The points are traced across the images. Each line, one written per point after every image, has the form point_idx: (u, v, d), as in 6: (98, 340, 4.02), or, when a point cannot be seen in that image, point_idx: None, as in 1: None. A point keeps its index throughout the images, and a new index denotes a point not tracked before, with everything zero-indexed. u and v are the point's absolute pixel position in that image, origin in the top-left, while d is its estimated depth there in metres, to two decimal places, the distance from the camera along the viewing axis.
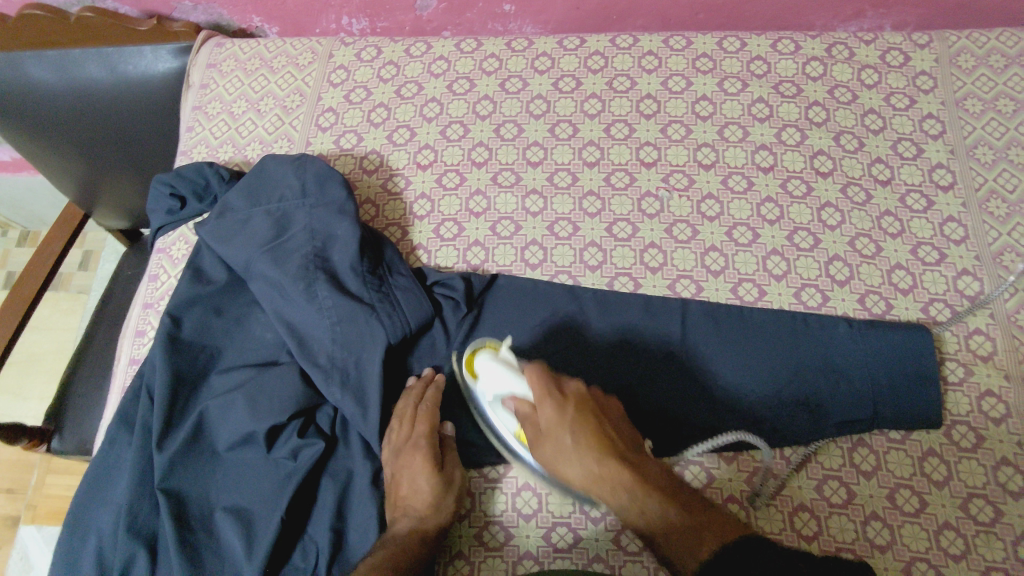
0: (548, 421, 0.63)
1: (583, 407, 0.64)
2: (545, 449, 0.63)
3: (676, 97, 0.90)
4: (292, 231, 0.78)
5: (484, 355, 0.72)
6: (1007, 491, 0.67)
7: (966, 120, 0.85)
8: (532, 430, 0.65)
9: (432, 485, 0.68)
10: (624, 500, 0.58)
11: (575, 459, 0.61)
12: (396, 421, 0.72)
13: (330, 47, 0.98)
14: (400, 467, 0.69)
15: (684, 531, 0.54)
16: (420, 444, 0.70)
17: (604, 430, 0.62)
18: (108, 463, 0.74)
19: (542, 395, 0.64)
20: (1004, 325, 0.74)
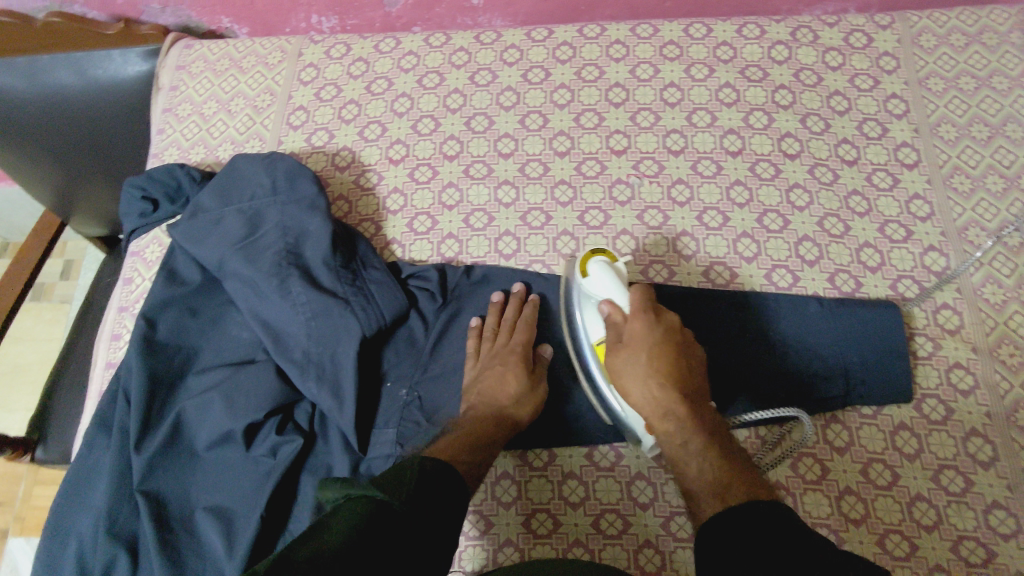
0: (635, 334, 0.64)
1: (669, 330, 0.64)
2: (619, 355, 0.64)
3: (644, 84, 0.90)
4: (264, 229, 0.78)
5: (598, 258, 0.71)
6: (978, 461, 0.68)
7: (930, 98, 0.87)
8: (613, 336, 0.66)
9: (518, 384, 0.71)
10: (673, 429, 0.60)
11: (645, 379, 0.62)
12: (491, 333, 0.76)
13: (300, 45, 0.98)
14: (489, 365, 0.73)
15: (715, 477, 0.56)
16: (514, 348, 0.73)
17: (683, 362, 0.62)
18: (87, 467, 0.74)
19: (636, 311, 0.65)
20: (970, 298, 0.76)
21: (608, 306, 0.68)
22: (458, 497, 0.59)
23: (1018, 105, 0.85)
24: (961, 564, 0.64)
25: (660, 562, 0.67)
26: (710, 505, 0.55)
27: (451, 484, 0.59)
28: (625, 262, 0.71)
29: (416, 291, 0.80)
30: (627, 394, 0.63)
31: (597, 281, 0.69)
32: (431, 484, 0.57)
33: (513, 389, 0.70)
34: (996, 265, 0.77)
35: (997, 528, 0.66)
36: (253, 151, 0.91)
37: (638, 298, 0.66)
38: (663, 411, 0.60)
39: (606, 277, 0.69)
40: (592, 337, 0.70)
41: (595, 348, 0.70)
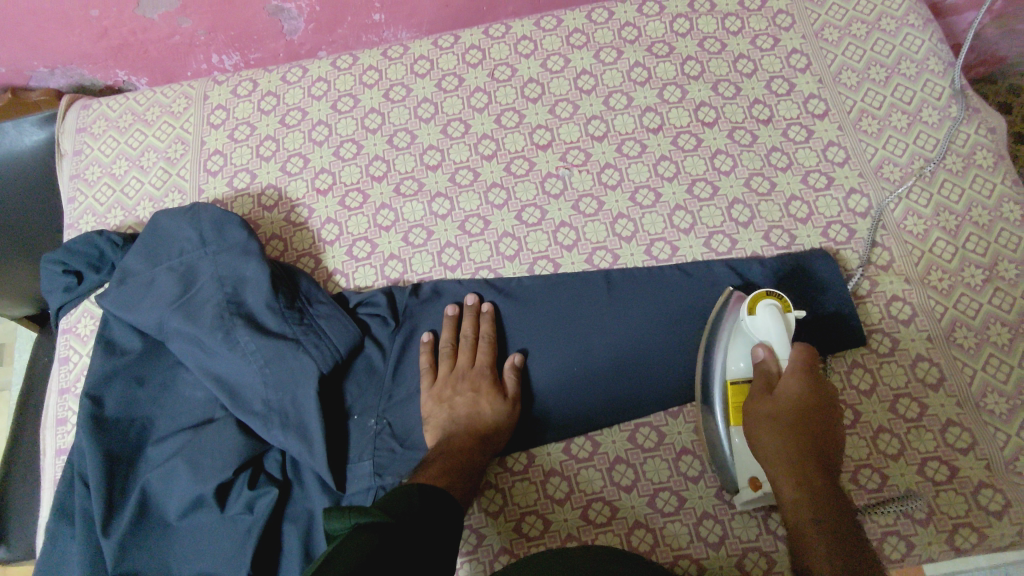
0: (790, 390, 0.62)
1: (823, 393, 0.62)
2: (764, 401, 0.63)
3: (557, 76, 0.91)
4: (200, 283, 0.76)
5: (770, 300, 0.67)
6: (927, 385, 0.72)
7: (828, 49, 0.90)
8: (763, 381, 0.65)
9: (493, 405, 0.71)
10: (795, 487, 0.57)
11: (785, 431, 0.60)
12: (457, 354, 0.76)
13: (204, 88, 0.95)
14: (459, 389, 0.73)
15: (834, 542, 0.53)
16: (484, 370, 0.74)
17: (828, 429, 0.60)
18: (54, 561, 0.71)
19: (795, 364, 0.63)
20: (895, 233, 0.79)
21: (764, 350, 0.66)
22: (458, 513, 0.61)
23: (908, 43, 0.89)
24: (929, 484, 0.68)
25: (653, 539, 0.68)
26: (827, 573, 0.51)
27: (449, 501, 0.61)
28: (797, 313, 0.68)
29: (368, 318, 0.79)
30: (760, 442, 0.62)
31: (763, 322, 0.67)
32: (432, 501, 0.59)
33: (493, 415, 0.71)
34: (914, 197, 0.80)
35: (956, 444, 0.69)
36: (174, 204, 0.88)
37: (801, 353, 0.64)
38: (793, 467, 0.58)
39: (773, 322, 0.66)
40: (726, 372, 0.69)
41: (729, 382, 0.68)
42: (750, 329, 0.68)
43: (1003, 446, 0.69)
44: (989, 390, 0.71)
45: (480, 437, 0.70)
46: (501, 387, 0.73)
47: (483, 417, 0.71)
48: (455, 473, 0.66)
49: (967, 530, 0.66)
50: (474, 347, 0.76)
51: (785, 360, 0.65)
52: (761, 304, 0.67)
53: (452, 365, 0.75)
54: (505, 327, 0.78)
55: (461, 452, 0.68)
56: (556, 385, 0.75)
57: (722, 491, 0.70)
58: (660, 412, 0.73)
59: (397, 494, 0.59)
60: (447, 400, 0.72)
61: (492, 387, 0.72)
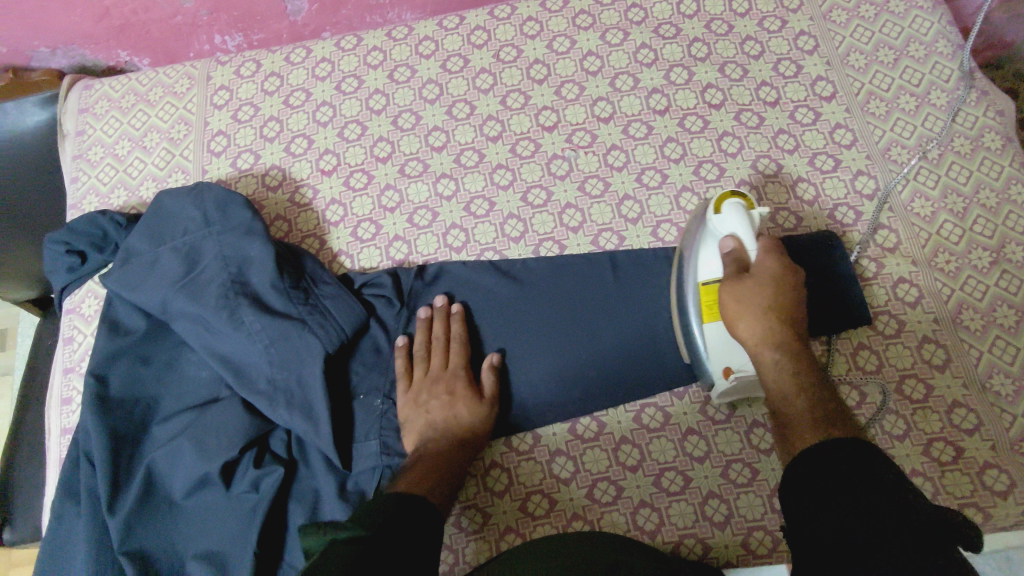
0: (768, 273, 0.63)
1: (794, 277, 0.65)
2: (744, 284, 0.63)
3: (563, 57, 0.90)
4: (204, 262, 0.75)
5: (736, 198, 0.67)
6: (933, 366, 0.72)
7: (835, 31, 0.89)
8: (736, 268, 0.64)
9: (469, 407, 0.70)
10: (781, 364, 0.60)
11: (765, 317, 0.61)
12: (428, 356, 0.74)
13: (207, 68, 0.95)
14: (434, 391, 0.71)
15: (818, 414, 0.57)
16: (458, 371, 0.72)
17: (798, 306, 0.64)
18: (59, 539, 0.71)
19: (767, 250, 0.65)
20: (903, 215, 0.79)
21: (736, 242, 0.65)
22: (439, 518, 0.61)
23: (916, 25, 0.89)
24: (934, 465, 0.68)
25: (658, 518, 0.68)
26: (811, 437, 0.55)
27: (427, 504, 0.60)
28: (761, 210, 0.67)
29: (373, 300, 0.78)
30: (738, 325, 0.62)
31: (730, 221, 0.66)
32: (409, 508, 0.58)
33: (469, 416, 0.70)
34: (921, 179, 0.80)
35: (961, 425, 0.69)
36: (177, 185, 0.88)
37: (770, 243, 0.65)
38: (774, 344, 0.61)
39: (741, 221, 0.66)
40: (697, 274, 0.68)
41: (700, 286, 0.67)
42: (716, 228, 0.67)
43: (1008, 427, 0.69)
44: (995, 372, 0.71)
45: (460, 442, 0.68)
46: (474, 388, 0.72)
47: (459, 420, 0.69)
48: (435, 479, 0.64)
49: (972, 510, 0.66)
50: (447, 348, 0.74)
51: (754, 251, 0.65)
52: (727, 202, 0.67)
53: (426, 367, 0.74)
54: (476, 326, 0.77)
55: (440, 457, 0.66)
56: (557, 368, 0.74)
57: (728, 471, 0.70)
58: (665, 393, 0.74)
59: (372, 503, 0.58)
60: (422, 404, 0.71)
61: (467, 387, 0.71)
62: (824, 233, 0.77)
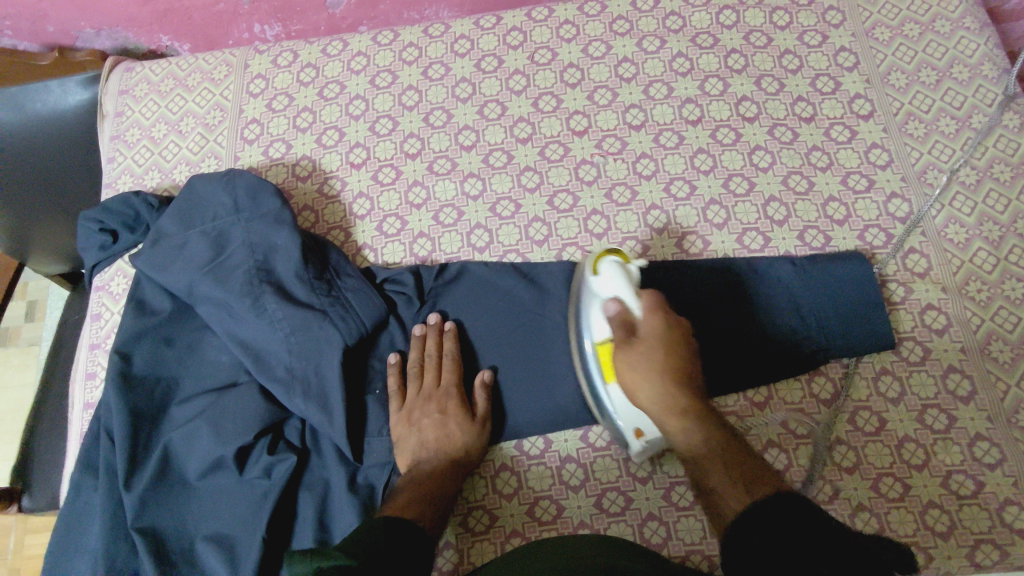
0: (652, 335, 0.63)
1: (683, 331, 0.64)
2: (632, 351, 0.63)
3: (598, 62, 0.90)
4: (231, 248, 0.76)
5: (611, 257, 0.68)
6: (957, 397, 0.70)
7: (877, 48, 0.88)
8: (624, 332, 0.64)
9: (461, 427, 0.70)
10: (687, 428, 0.60)
11: (661, 382, 0.61)
12: (420, 373, 0.74)
13: (245, 57, 0.96)
14: (426, 412, 0.71)
15: (735, 472, 0.56)
16: (450, 390, 0.72)
17: (690, 362, 0.63)
18: (76, 511, 0.72)
19: (651, 308, 0.65)
20: (936, 240, 0.77)
21: (619, 304, 0.65)
22: (426, 538, 0.60)
23: (962, 46, 0.87)
24: (952, 498, 0.66)
25: (665, 533, 0.68)
26: (734, 499, 0.55)
27: (414, 532, 0.59)
28: (638, 266, 0.69)
29: (394, 296, 0.79)
30: (638, 392, 0.62)
31: (607, 281, 0.67)
32: (397, 537, 0.57)
33: (461, 438, 0.70)
34: (957, 205, 0.79)
35: (982, 459, 0.68)
36: (210, 170, 0.89)
37: (652, 301, 0.65)
38: (679, 410, 0.61)
39: (619, 280, 0.66)
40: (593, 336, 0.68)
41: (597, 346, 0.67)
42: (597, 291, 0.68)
43: None
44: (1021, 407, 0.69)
45: (453, 461, 0.68)
46: (465, 409, 0.71)
47: (449, 441, 0.69)
48: (425, 502, 0.64)
49: (989, 547, 0.64)
50: (439, 365, 0.74)
51: (639, 310, 0.65)
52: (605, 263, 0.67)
53: (419, 385, 0.74)
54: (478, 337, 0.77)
55: (430, 480, 0.66)
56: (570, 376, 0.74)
57: None
58: None
59: (359, 532, 0.57)
60: (414, 423, 0.71)
61: (458, 407, 0.71)
62: (846, 255, 0.76)
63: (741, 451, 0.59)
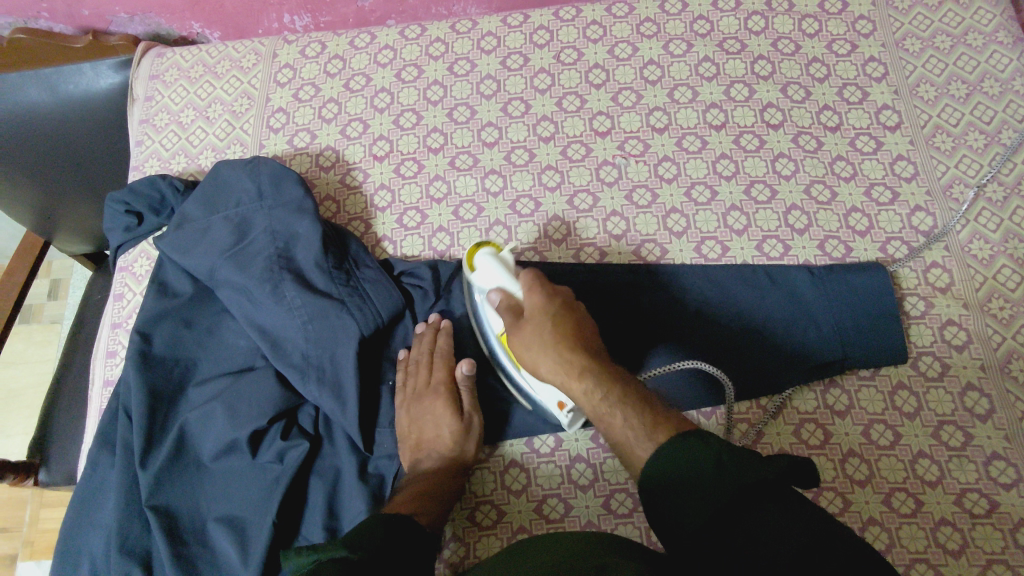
0: (535, 311, 0.64)
1: (564, 302, 0.65)
2: (522, 330, 0.63)
3: (624, 64, 0.90)
4: (253, 235, 0.77)
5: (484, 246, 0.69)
6: (975, 414, 0.70)
7: (907, 59, 0.87)
8: (512, 315, 0.65)
9: (455, 424, 0.70)
10: (590, 393, 0.59)
11: (554, 354, 0.61)
12: (413, 370, 0.74)
13: (273, 46, 0.97)
14: (421, 410, 0.72)
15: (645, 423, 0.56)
16: (439, 387, 0.72)
17: (580, 328, 0.63)
18: (92, 486, 0.74)
19: (529, 285, 0.65)
20: (959, 255, 0.76)
21: (500, 291, 0.66)
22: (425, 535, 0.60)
23: (994, 60, 0.86)
24: (965, 516, 0.66)
25: None
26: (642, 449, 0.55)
27: (411, 529, 0.59)
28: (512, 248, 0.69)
29: (410, 289, 0.79)
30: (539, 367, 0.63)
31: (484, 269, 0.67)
32: (396, 533, 0.57)
33: (454, 436, 0.70)
34: (982, 221, 0.78)
35: (998, 478, 0.67)
36: (235, 156, 0.90)
37: (530, 277, 0.65)
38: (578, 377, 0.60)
39: (497, 268, 0.66)
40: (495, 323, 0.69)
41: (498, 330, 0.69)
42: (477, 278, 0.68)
43: None
44: None
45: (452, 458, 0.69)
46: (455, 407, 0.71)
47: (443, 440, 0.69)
48: (427, 503, 0.65)
49: (1001, 567, 0.64)
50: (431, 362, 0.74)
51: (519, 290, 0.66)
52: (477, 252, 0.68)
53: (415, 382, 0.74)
54: None
55: (430, 481, 0.67)
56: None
57: None
58: (692, 411, 0.73)
59: (360, 527, 0.57)
60: (414, 420, 0.72)
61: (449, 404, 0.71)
62: (867, 266, 0.75)
63: (645, 401, 0.58)
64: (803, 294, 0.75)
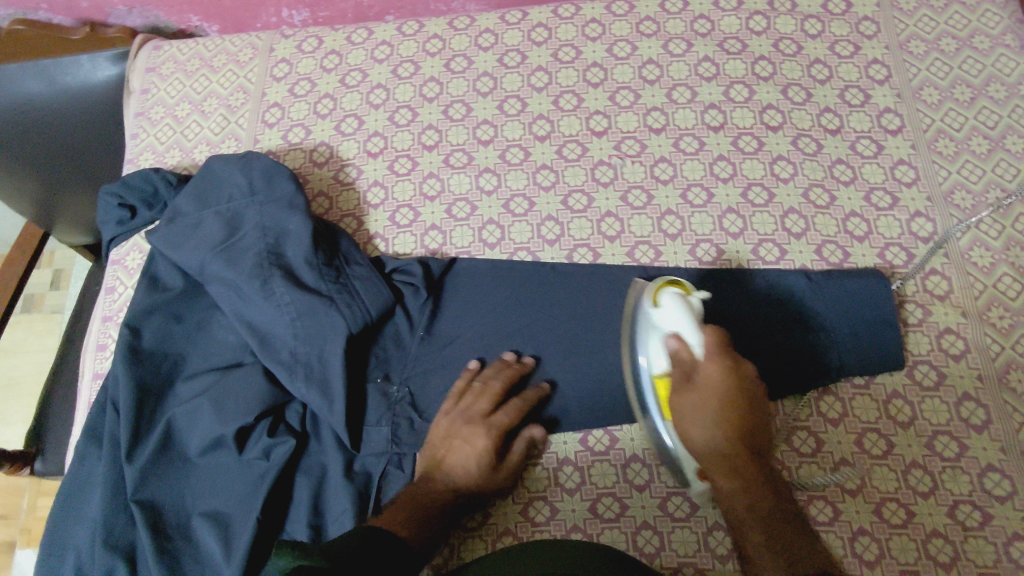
0: (709, 381, 0.59)
1: (746, 385, 0.59)
2: (689, 396, 0.60)
3: (622, 63, 0.89)
4: (243, 230, 0.77)
5: (673, 290, 0.65)
6: (970, 425, 0.68)
7: (911, 62, 0.85)
8: (681, 371, 0.62)
9: (483, 466, 0.66)
10: (732, 482, 0.56)
11: (716, 432, 0.58)
12: (473, 396, 0.71)
13: (271, 40, 0.97)
14: (456, 433, 0.68)
15: (771, 534, 0.53)
16: (493, 428, 0.68)
17: (753, 418, 0.58)
18: (79, 479, 0.74)
19: (711, 353, 0.60)
20: (958, 263, 0.75)
21: (675, 341, 0.62)
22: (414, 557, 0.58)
23: (1000, 64, 0.84)
24: (957, 528, 0.65)
25: (659, 543, 0.67)
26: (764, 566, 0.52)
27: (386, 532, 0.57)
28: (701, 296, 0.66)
29: (401, 286, 0.78)
30: (685, 429, 0.60)
31: (667, 313, 0.64)
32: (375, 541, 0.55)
33: (482, 475, 0.66)
34: (983, 228, 0.76)
35: (993, 491, 0.66)
36: (229, 150, 0.90)
37: (715, 340, 0.60)
38: (712, 459, 0.58)
39: (679, 311, 0.63)
40: (651, 369, 0.66)
41: (654, 378, 0.65)
42: (658, 322, 0.65)
43: None
44: None
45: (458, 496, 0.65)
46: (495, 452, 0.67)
47: (471, 476, 0.66)
48: (423, 519, 0.61)
49: None
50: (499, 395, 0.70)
51: (697, 353, 0.61)
52: (664, 297, 0.65)
53: (468, 404, 0.70)
54: (482, 333, 0.77)
55: (436, 501, 0.64)
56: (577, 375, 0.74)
57: None
58: None
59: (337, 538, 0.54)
60: (446, 440, 0.68)
61: (493, 449, 0.67)
62: (862, 272, 0.74)
63: (788, 521, 0.54)
64: (798, 299, 0.73)
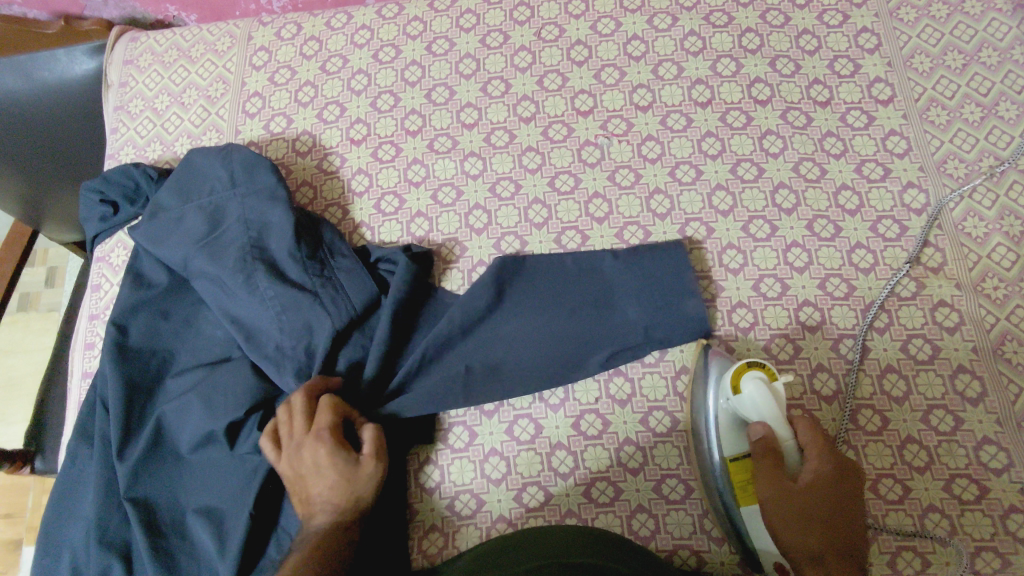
0: (811, 475, 0.60)
1: (848, 487, 0.60)
2: (778, 484, 0.60)
3: (606, 40, 0.87)
4: (226, 224, 0.76)
5: (761, 372, 0.64)
6: (966, 398, 0.68)
7: (901, 29, 0.84)
8: (773, 459, 0.61)
9: (339, 471, 0.59)
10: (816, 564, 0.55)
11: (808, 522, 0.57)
12: (286, 417, 0.64)
13: (249, 28, 0.95)
14: (299, 465, 0.61)
15: None
16: (318, 433, 0.61)
17: (850, 518, 0.58)
18: (72, 478, 0.73)
19: (820, 452, 0.61)
20: (952, 234, 0.74)
21: (766, 427, 0.62)
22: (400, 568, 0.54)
23: (992, 29, 0.82)
24: (954, 502, 0.64)
25: (654, 525, 0.67)
26: None
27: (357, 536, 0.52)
28: (784, 380, 0.65)
29: (388, 276, 0.77)
30: (778, 523, 0.59)
31: (753, 398, 0.63)
32: None
33: (341, 480, 0.59)
34: (977, 197, 0.75)
35: (989, 463, 0.65)
36: (211, 142, 0.89)
37: (821, 439, 0.62)
38: (807, 548, 0.57)
39: (771, 399, 0.62)
40: (722, 451, 0.64)
41: (730, 462, 0.64)
42: (739, 403, 0.64)
43: None
44: None
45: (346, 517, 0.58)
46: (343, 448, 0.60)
47: (336, 485, 0.59)
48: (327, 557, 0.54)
49: (990, 555, 0.62)
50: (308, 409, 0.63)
51: (792, 451, 0.62)
52: (751, 378, 0.63)
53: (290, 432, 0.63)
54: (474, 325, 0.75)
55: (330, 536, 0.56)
56: (401, 367, 0.73)
57: None
58: (676, 399, 0.71)
59: None
60: (297, 475, 0.61)
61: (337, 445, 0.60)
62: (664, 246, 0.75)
63: None
64: (595, 280, 0.74)
